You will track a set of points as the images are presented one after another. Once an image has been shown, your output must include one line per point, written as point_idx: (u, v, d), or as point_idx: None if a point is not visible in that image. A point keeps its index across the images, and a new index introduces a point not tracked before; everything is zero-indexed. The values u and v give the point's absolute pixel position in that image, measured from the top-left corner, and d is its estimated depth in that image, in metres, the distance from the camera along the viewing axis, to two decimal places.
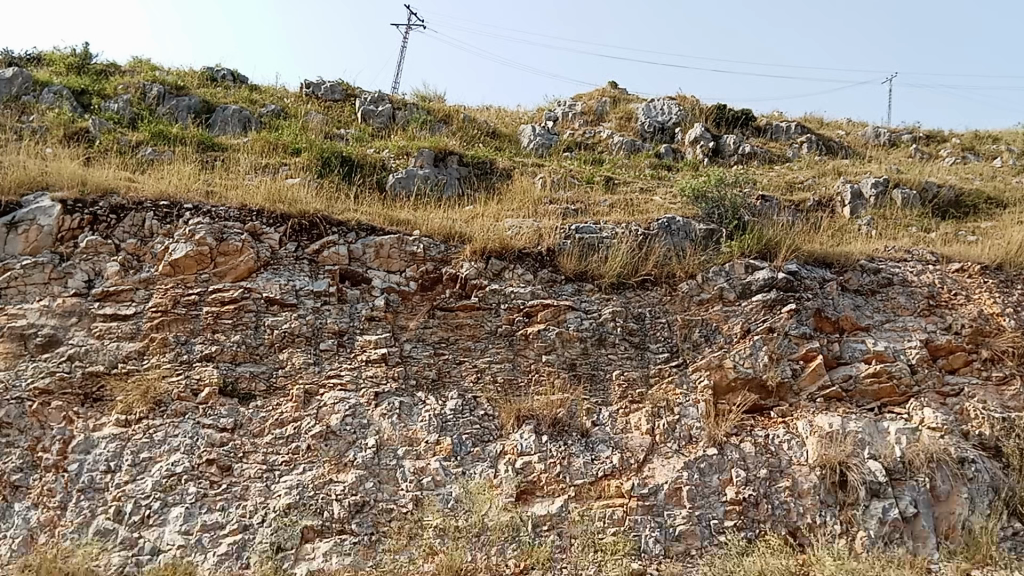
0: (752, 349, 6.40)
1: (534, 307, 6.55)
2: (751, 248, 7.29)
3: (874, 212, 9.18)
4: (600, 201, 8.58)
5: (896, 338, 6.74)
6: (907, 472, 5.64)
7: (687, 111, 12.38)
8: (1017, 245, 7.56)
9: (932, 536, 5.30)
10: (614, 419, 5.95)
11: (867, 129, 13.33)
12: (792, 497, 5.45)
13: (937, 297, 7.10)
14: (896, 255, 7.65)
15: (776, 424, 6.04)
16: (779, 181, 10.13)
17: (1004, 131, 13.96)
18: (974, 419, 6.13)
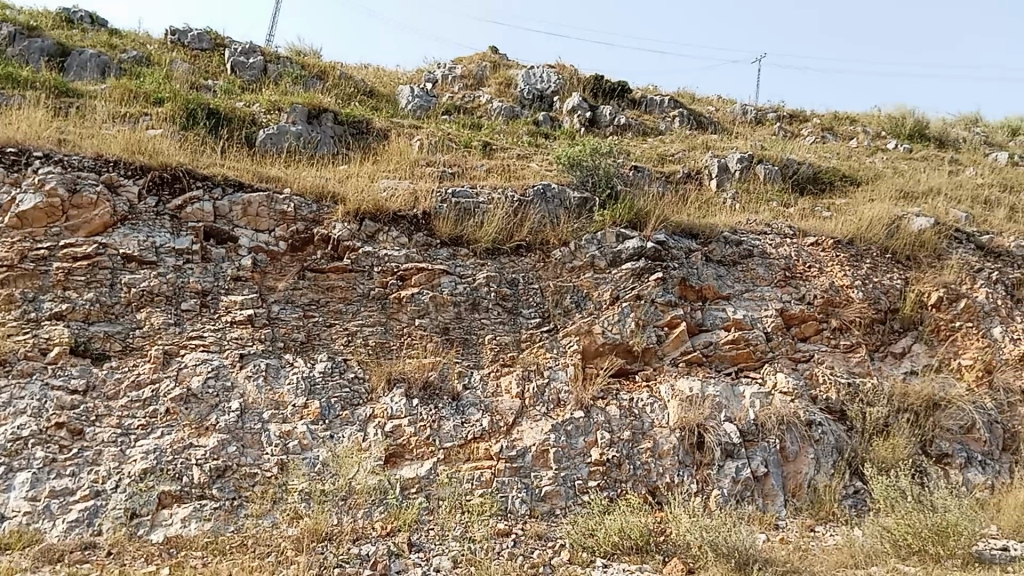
0: (621, 315, 6.58)
1: (408, 271, 6.50)
2: (622, 217, 7.46)
3: (738, 185, 9.57)
4: (477, 165, 8.58)
5: (754, 307, 7.08)
6: (760, 433, 5.96)
7: (565, 80, 12.50)
8: (867, 221, 8.06)
9: (780, 494, 5.63)
10: (484, 382, 6.01)
11: (735, 106, 13.84)
12: (653, 457, 5.67)
13: (793, 268, 7.49)
14: (757, 227, 8.01)
15: (639, 387, 6.26)
16: (651, 153, 10.40)
17: (860, 113, 14.77)
18: (821, 383, 6.53)
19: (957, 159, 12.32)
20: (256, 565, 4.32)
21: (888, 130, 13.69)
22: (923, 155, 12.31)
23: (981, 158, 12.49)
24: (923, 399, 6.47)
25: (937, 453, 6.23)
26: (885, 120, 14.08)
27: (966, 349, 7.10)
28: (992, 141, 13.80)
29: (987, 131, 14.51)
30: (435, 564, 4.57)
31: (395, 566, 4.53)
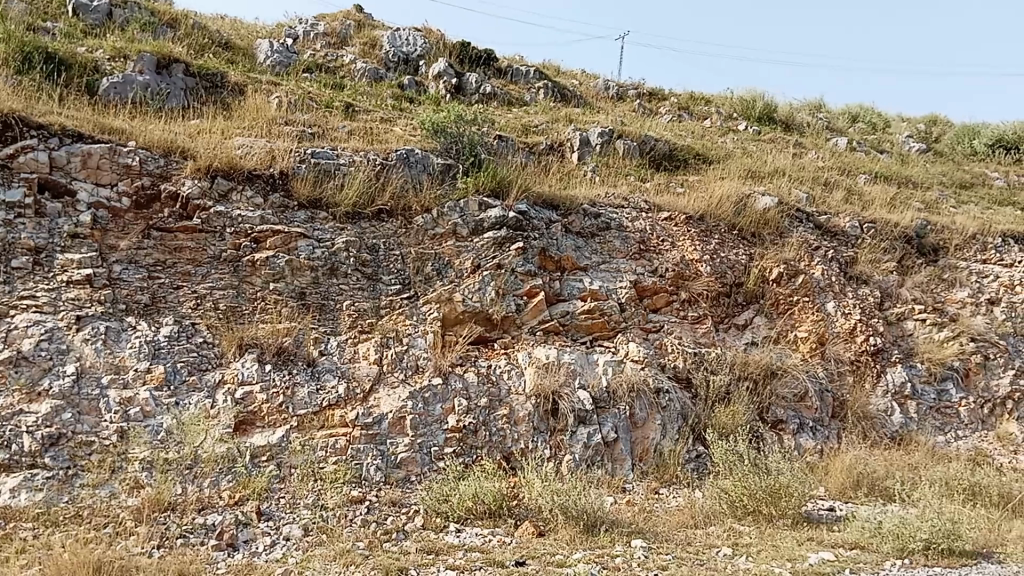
0: (481, 284, 6.62)
1: (263, 233, 6.28)
2: (485, 186, 7.47)
3: (599, 159, 9.77)
4: (338, 126, 8.36)
5: (609, 278, 7.28)
6: (611, 400, 6.16)
7: (431, 45, 12.34)
8: (718, 199, 8.41)
9: (628, 459, 5.85)
10: (341, 348, 5.91)
11: (598, 81, 14.08)
12: (509, 424, 5.75)
13: (647, 241, 7.75)
14: (615, 201, 8.22)
15: (498, 355, 6.33)
16: (515, 123, 10.44)
17: (714, 94, 15.35)
18: (670, 352, 6.81)
19: (801, 142, 13.02)
20: (91, 537, 4.11)
21: (740, 111, 14.30)
22: (771, 138, 12.94)
23: (823, 142, 13.25)
24: (762, 368, 6.87)
25: (773, 420, 6.63)
26: (737, 103, 14.70)
27: (802, 321, 7.57)
28: (833, 127, 14.65)
29: (828, 117, 15.39)
30: (285, 533, 4.48)
31: (243, 535, 4.41)
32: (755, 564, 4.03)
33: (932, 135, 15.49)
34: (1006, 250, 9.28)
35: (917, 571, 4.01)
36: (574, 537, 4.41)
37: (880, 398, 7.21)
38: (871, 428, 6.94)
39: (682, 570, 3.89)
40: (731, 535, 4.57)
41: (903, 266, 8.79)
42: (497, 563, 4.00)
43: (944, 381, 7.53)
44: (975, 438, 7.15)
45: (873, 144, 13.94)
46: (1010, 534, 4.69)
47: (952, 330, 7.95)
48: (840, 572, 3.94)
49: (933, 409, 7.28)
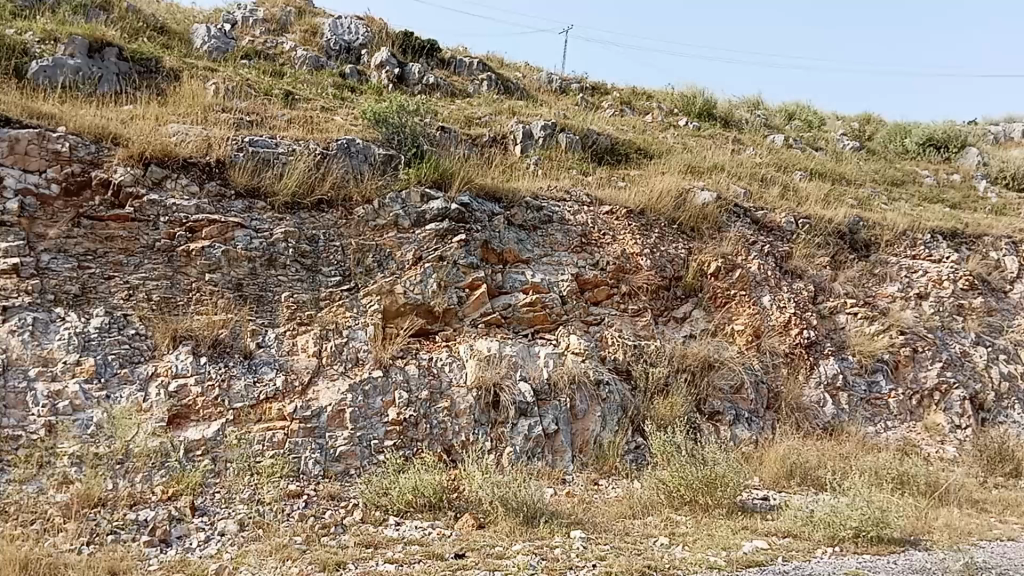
0: (422, 276, 6.58)
1: (199, 222, 6.14)
2: (427, 177, 7.43)
3: (541, 152, 9.79)
4: (277, 115, 8.22)
5: (551, 270, 7.31)
6: (552, 393, 6.18)
7: (374, 34, 12.21)
8: (659, 193, 8.51)
9: (568, 451, 5.89)
10: (279, 341, 5.81)
11: (542, 74, 14.11)
12: (450, 416, 5.74)
13: (589, 235, 7.80)
14: (557, 194, 8.24)
15: (439, 347, 6.30)
16: (458, 115, 10.40)
17: (656, 89, 15.50)
18: (611, 345, 6.87)
19: (740, 138, 13.24)
20: (17, 534, 3.97)
21: (681, 107, 14.47)
22: (710, 133, 13.13)
23: (761, 139, 13.49)
24: (700, 361, 6.98)
25: (710, 411, 6.74)
26: (678, 99, 14.87)
27: (739, 315, 7.72)
28: (770, 124, 14.93)
29: (766, 114, 15.67)
30: (220, 528, 4.39)
31: (176, 531, 4.31)
32: (692, 553, 4.09)
33: (865, 134, 15.89)
34: (934, 246, 9.58)
35: (847, 558, 4.12)
36: (513, 529, 4.42)
37: (813, 389, 7.39)
38: (804, 419, 7.11)
39: (621, 560, 3.92)
40: (668, 525, 4.63)
41: (837, 261, 9.01)
42: (436, 556, 3.99)
43: (874, 373, 7.75)
44: (903, 429, 7.37)
45: (809, 141, 14.24)
46: (935, 522, 4.85)
47: (883, 324, 8.18)
48: (773, 559, 4.02)
49: (863, 401, 7.49)
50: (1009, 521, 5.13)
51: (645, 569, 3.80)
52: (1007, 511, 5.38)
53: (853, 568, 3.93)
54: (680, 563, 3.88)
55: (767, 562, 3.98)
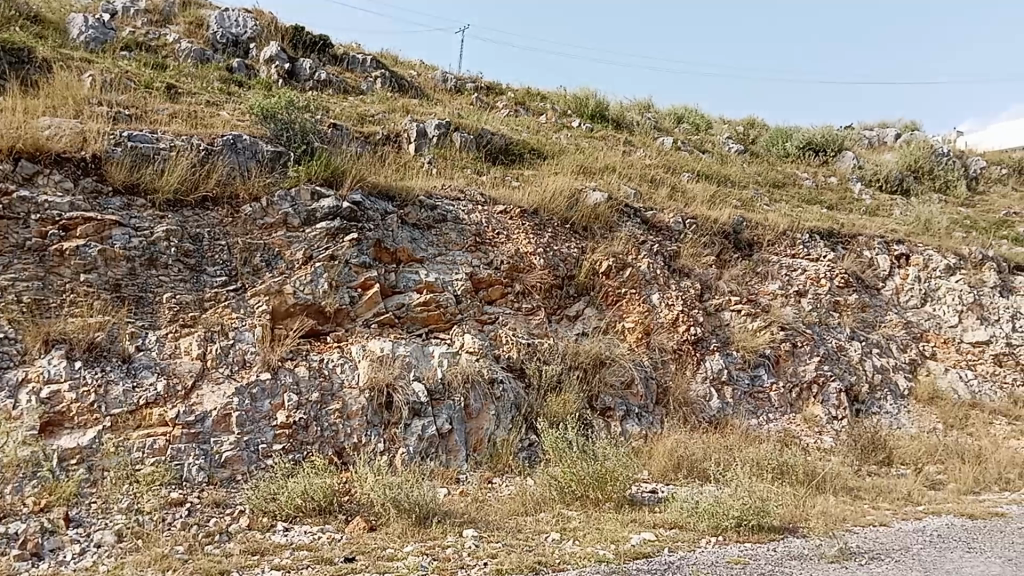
0: (313, 276, 6.47)
1: (73, 220, 5.85)
2: (318, 175, 7.31)
3: (435, 151, 9.76)
4: (159, 109, 7.91)
5: (445, 270, 7.31)
6: (446, 392, 6.17)
7: (263, 28, 11.90)
8: (552, 193, 8.64)
9: (463, 450, 5.90)
10: (161, 343, 5.59)
11: (436, 73, 14.06)
12: (341, 418, 5.65)
13: (483, 234, 7.83)
14: (451, 193, 8.24)
15: (331, 348, 6.20)
16: (351, 112, 10.25)
17: (549, 90, 15.68)
18: (505, 343, 6.92)
19: (631, 140, 13.54)
20: None
21: (574, 109, 14.69)
22: (602, 135, 13.38)
23: (650, 141, 13.83)
24: (592, 358, 7.11)
25: (601, 407, 6.88)
26: (572, 100, 15.08)
27: (630, 312, 7.90)
28: (660, 127, 15.32)
29: (656, 117, 16.07)
30: (96, 539, 4.18)
31: (48, 543, 4.08)
32: (581, 547, 4.16)
33: (749, 137, 16.50)
34: (812, 245, 10.05)
35: (729, 546, 4.28)
36: (405, 530, 4.39)
37: (700, 384, 7.62)
38: (692, 413, 7.33)
39: (512, 557, 3.95)
40: (560, 521, 4.69)
41: (722, 260, 9.32)
42: (325, 560, 3.93)
43: (757, 367, 8.06)
44: (784, 420, 7.69)
45: (696, 144, 14.70)
46: (812, 509, 5.08)
47: (765, 320, 8.52)
48: (659, 551, 4.13)
49: (747, 394, 7.77)
50: (880, 506, 5.42)
51: (536, 565, 3.84)
52: (878, 497, 5.68)
53: (734, 556, 4.07)
54: (570, 558, 3.94)
55: (653, 553, 4.08)
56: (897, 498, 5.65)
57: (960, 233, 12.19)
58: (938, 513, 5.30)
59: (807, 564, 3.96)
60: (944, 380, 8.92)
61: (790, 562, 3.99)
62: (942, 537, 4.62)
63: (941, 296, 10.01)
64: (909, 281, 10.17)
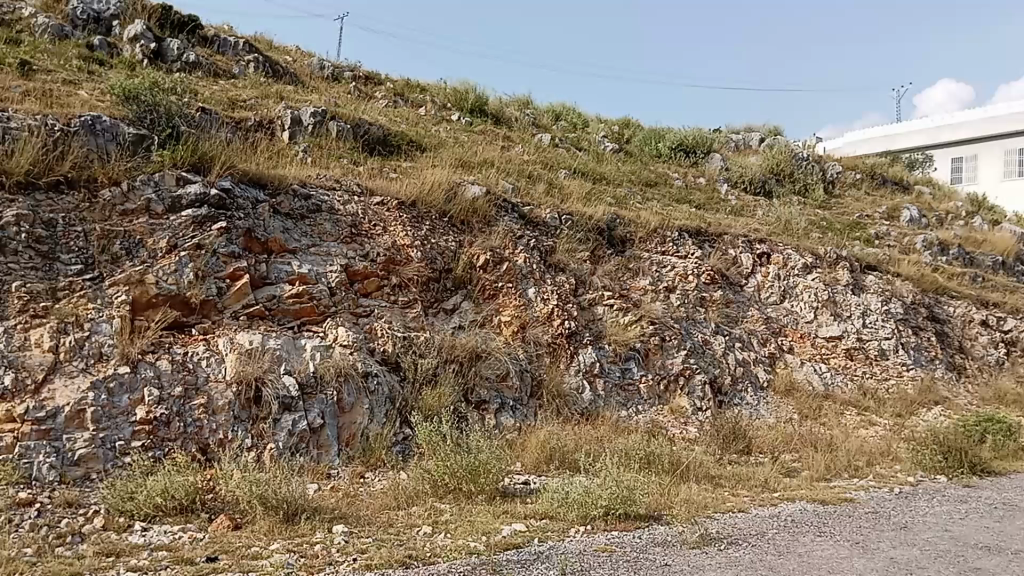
0: (177, 266, 6.21)
1: None
2: (184, 160, 7.01)
3: (310, 140, 9.53)
4: (10, 85, 7.40)
5: (319, 261, 7.16)
6: (318, 386, 6.04)
7: (127, 5, 11.32)
8: (430, 186, 8.61)
9: (334, 445, 5.79)
10: (9, 334, 5.23)
11: (313, 60, 13.73)
12: (206, 414, 5.43)
13: (359, 226, 7.72)
14: (326, 183, 8.07)
15: (196, 341, 5.95)
16: (221, 96, 9.88)
17: (429, 82, 15.58)
18: (379, 336, 6.84)
19: (509, 136, 13.61)
20: None
21: (453, 102, 14.65)
22: (482, 129, 13.40)
23: (529, 137, 13.95)
24: (467, 352, 7.13)
25: (476, 400, 6.90)
26: (451, 93, 15.03)
27: (506, 306, 7.98)
28: (538, 123, 15.48)
29: (535, 114, 16.22)
30: None
31: None
32: (452, 540, 4.16)
33: (624, 136, 16.90)
34: (681, 243, 10.40)
35: (598, 535, 4.38)
36: (272, 528, 4.28)
37: (573, 376, 7.77)
38: (565, 405, 7.45)
39: (382, 552, 3.92)
40: (431, 514, 4.68)
41: (596, 256, 9.52)
42: (186, 561, 3.78)
43: (628, 361, 8.28)
44: (652, 411, 7.93)
45: (573, 142, 14.93)
46: (677, 497, 5.27)
47: (635, 315, 8.78)
48: (530, 541, 4.19)
49: (617, 386, 7.97)
50: (740, 493, 5.68)
51: (406, 560, 3.82)
52: (738, 484, 5.95)
53: (602, 544, 4.18)
54: (441, 551, 3.95)
55: (523, 544, 4.13)
56: (755, 485, 5.93)
57: (816, 234, 12.90)
58: (792, 499, 5.60)
59: (670, 550, 4.10)
60: (800, 373, 9.43)
61: (655, 549, 4.12)
62: (796, 522, 4.88)
63: (799, 293, 10.57)
64: (770, 278, 10.68)
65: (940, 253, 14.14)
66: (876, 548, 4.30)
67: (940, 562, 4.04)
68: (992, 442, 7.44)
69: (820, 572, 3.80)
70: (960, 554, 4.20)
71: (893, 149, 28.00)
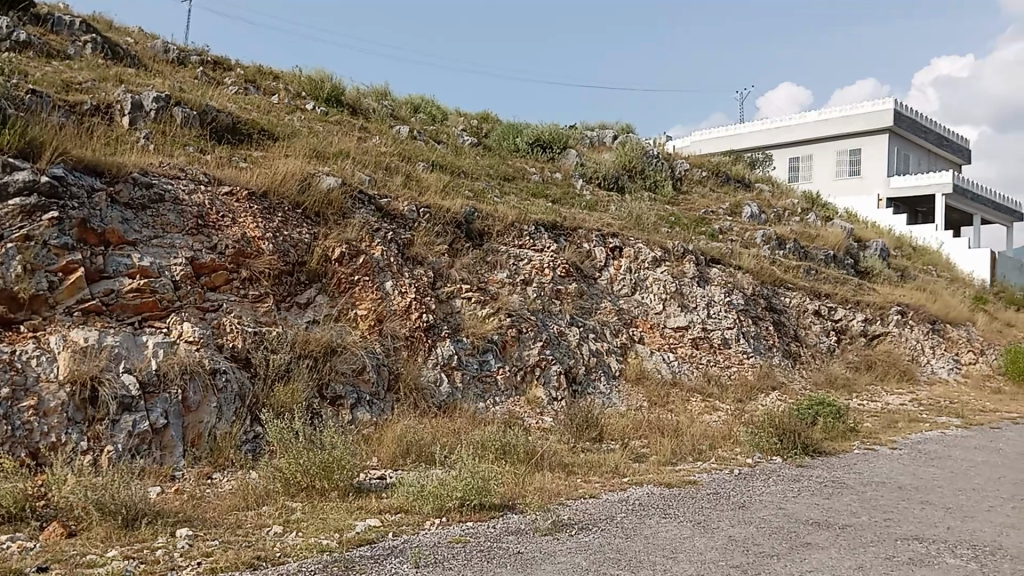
0: (3, 259, 5.76)
1: None
2: (11, 145, 6.51)
3: (152, 126, 9.06)
4: None
5: (162, 254, 6.83)
6: (161, 384, 5.75)
7: None
8: (281, 177, 8.39)
9: (178, 445, 5.53)
10: None
11: (156, 42, 13.04)
12: (36, 416, 5.07)
13: (205, 217, 7.41)
14: (170, 171, 7.70)
15: (24, 338, 5.53)
16: (54, 78, 9.23)
17: (283, 70, 15.12)
18: (228, 332, 6.59)
19: (366, 126, 13.41)
20: None
21: (307, 91, 14.28)
22: (337, 120, 13.14)
23: (386, 129, 13.79)
24: (321, 346, 6.98)
25: (331, 396, 6.76)
26: (306, 80, 14.64)
27: (362, 300, 7.89)
28: (396, 114, 15.33)
29: (393, 105, 16.05)
30: None
31: None
32: (303, 539, 4.07)
33: (482, 131, 16.98)
34: (537, 236, 10.58)
35: (452, 526, 4.40)
36: (109, 534, 4.04)
37: (430, 369, 7.75)
38: (422, 398, 7.41)
39: (228, 554, 3.79)
40: (282, 513, 4.56)
41: (454, 249, 9.54)
42: (13, 571, 3.51)
43: (485, 353, 8.34)
44: (509, 402, 8.01)
45: (431, 134, 14.87)
46: (531, 486, 5.37)
47: (493, 307, 8.88)
48: (383, 536, 4.15)
49: (475, 378, 8.02)
50: (592, 479, 5.84)
51: (254, 561, 3.71)
52: (590, 470, 6.12)
53: (456, 536, 4.19)
54: (291, 551, 3.85)
55: (377, 539, 4.09)
56: (607, 471, 6.12)
57: (665, 229, 13.42)
58: (641, 483, 5.81)
59: (522, 538, 4.17)
60: (650, 362, 9.80)
61: (508, 538, 4.18)
62: (643, 505, 5.06)
63: (648, 286, 10.99)
64: (622, 271, 11.03)
65: (778, 247, 15.02)
66: (716, 527, 4.52)
67: (774, 538, 4.29)
68: (822, 424, 7.99)
69: (665, 552, 3.96)
70: (793, 530, 4.48)
71: (737, 147, 29.41)
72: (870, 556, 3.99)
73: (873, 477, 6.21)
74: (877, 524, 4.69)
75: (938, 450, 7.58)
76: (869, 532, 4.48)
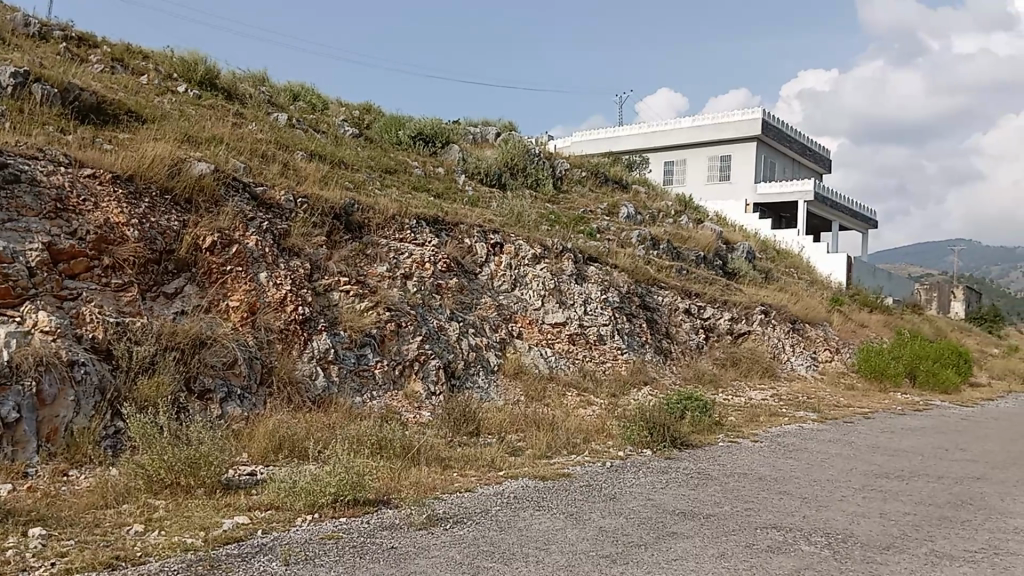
0: None
1: None
2: None
3: (8, 102, 8.47)
4: None
5: (16, 239, 6.39)
6: (13, 375, 5.36)
7: None
8: (150, 161, 8.02)
9: (31, 441, 5.20)
10: None
11: (14, 14, 12.20)
12: None
13: (65, 201, 7.00)
14: (27, 151, 7.24)
15: None
16: None
17: (155, 50, 14.45)
18: (88, 322, 6.23)
19: (242, 112, 12.96)
20: None
21: (180, 73, 13.68)
22: (212, 104, 12.65)
23: (264, 116, 13.39)
24: (189, 339, 6.72)
25: (200, 389, 6.50)
26: (178, 62, 14.01)
27: (234, 291, 7.64)
28: (275, 102, 14.89)
29: (271, 92, 15.59)
30: None
31: None
32: (166, 537, 3.90)
33: (364, 122, 16.74)
34: (418, 231, 10.52)
35: (324, 523, 4.32)
36: None
37: (305, 363, 7.58)
38: (296, 393, 7.23)
39: (84, 554, 3.59)
40: (143, 512, 4.36)
41: (332, 240, 9.36)
42: None
43: (363, 347, 8.22)
44: (387, 396, 7.92)
45: (311, 123, 14.53)
46: (406, 480, 5.34)
47: (371, 301, 8.77)
48: (252, 534, 4.03)
49: (352, 372, 7.88)
50: (468, 473, 5.86)
51: (113, 561, 3.53)
52: (467, 464, 6.15)
53: (328, 532, 4.12)
54: (153, 550, 3.69)
55: (245, 537, 3.97)
56: (483, 464, 6.16)
57: (545, 226, 13.62)
58: (516, 476, 5.89)
59: (396, 533, 4.13)
60: (528, 357, 9.91)
61: (381, 533, 4.13)
62: (517, 498, 5.12)
63: (528, 282, 11.13)
64: (502, 267, 11.12)
65: (652, 247, 15.49)
66: (588, 518, 4.62)
67: (642, 528, 4.43)
68: (690, 418, 8.30)
69: (537, 544, 4.01)
70: (660, 520, 4.63)
71: (614, 150, 30.06)
72: (732, 544, 4.16)
73: (736, 469, 6.50)
74: (739, 513, 4.91)
75: (795, 443, 8.00)
76: (731, 521, 4.68)
